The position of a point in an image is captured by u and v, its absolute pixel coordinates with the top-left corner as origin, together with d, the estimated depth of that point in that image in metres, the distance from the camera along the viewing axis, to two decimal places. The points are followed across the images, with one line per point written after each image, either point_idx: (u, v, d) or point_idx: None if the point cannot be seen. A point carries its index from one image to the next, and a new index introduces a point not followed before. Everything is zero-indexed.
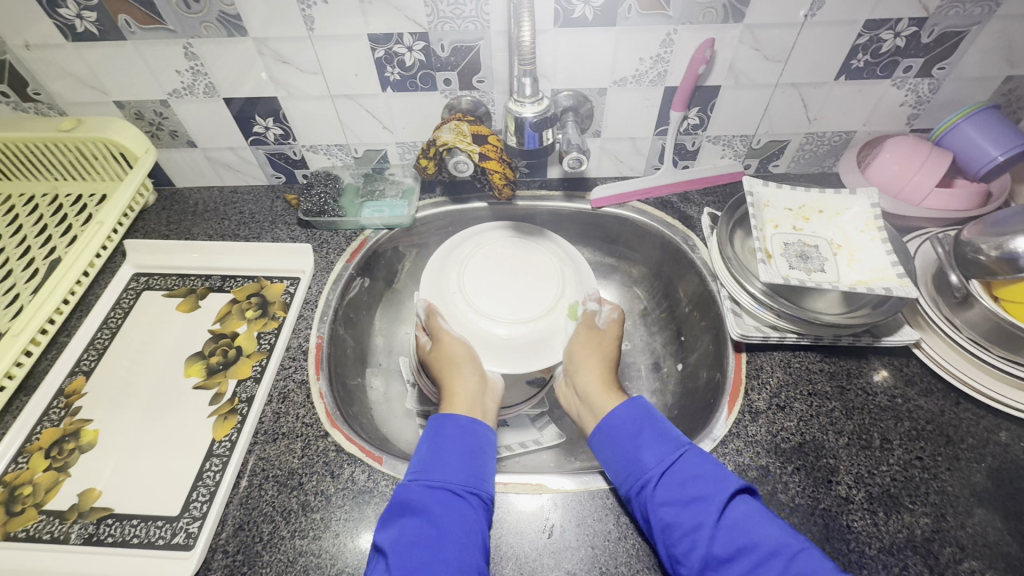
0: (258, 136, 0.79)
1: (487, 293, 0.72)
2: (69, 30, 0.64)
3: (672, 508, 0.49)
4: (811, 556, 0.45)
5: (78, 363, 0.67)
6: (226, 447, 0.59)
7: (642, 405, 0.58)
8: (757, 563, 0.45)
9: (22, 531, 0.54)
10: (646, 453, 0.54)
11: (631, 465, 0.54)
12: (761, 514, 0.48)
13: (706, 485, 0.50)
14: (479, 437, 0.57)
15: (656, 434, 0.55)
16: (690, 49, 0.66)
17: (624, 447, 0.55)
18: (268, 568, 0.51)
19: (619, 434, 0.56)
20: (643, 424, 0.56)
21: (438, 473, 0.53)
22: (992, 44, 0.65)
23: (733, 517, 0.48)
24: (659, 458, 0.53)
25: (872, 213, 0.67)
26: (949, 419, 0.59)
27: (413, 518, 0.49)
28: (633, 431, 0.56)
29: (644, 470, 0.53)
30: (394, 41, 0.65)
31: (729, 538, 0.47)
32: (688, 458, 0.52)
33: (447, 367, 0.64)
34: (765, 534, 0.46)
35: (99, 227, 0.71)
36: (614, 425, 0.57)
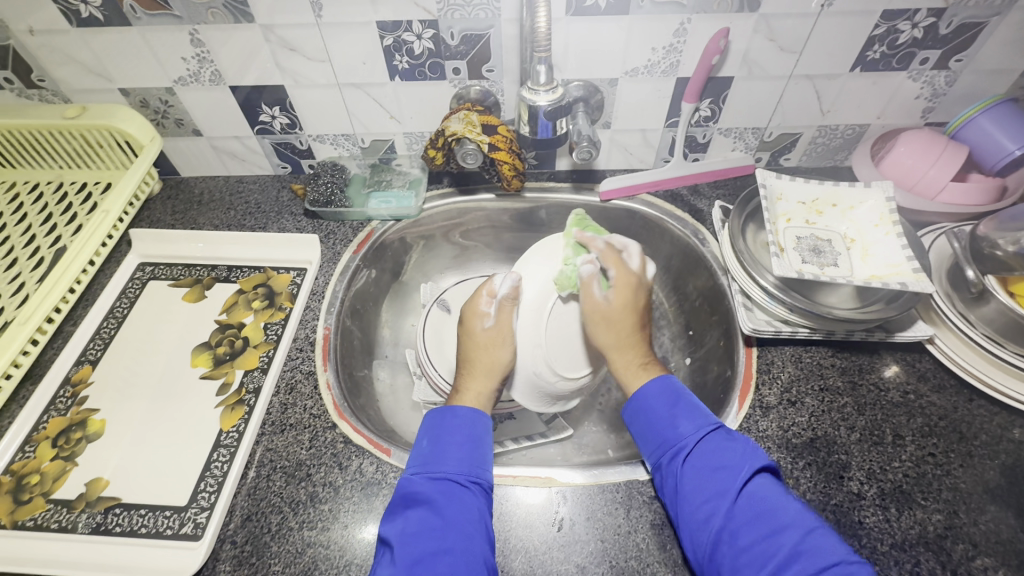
0: (264, 125, 0.78)
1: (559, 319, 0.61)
2: (74, 15, 0.63)
3: (699, 475, 0.50)
4: (824, 534, 0.45)
5: (84, 353, 0.67)
6: (234, 438, 0.58)
7: (676, 382, 0.58)
8: (771, 532, 0.45)
9: (29, 520, 0.53)
10: (681, 423, 0.54)
11: (664, 433, 0.54)
12: (780, 491, 0.49)
13: (736, 455, 0.51)
14: (479, 428, 0.57)
15: (691, 408, 0.55)
16: (704, 39, 0.65)
17: (659, 414, 0.56)
18: (277, 559, 0.51)
19: (651, 402, 0.57)
20: (680, 398, 0.57)
21: (439, 465, 0.53)
22: (1010, 37, 0.64)
23: (755, 491, 0.48)
24: (695, 429, 0.53)
25: (887, 206, 0.66)
26: (962, 416, 0.58)
27: (418, 509, 0.49)
28: (668, 404, 0.56)
29: (679, 438, 0.53)
30: (403, 29, 0.64)
31: (746, 509, 0.48)
32: (722, 433, 0.53)
33: (479, 368, 0.59)
34: (784, 507, 0.47)
35: (105, 216, 0.70)
36: (648, 397, 0.57)
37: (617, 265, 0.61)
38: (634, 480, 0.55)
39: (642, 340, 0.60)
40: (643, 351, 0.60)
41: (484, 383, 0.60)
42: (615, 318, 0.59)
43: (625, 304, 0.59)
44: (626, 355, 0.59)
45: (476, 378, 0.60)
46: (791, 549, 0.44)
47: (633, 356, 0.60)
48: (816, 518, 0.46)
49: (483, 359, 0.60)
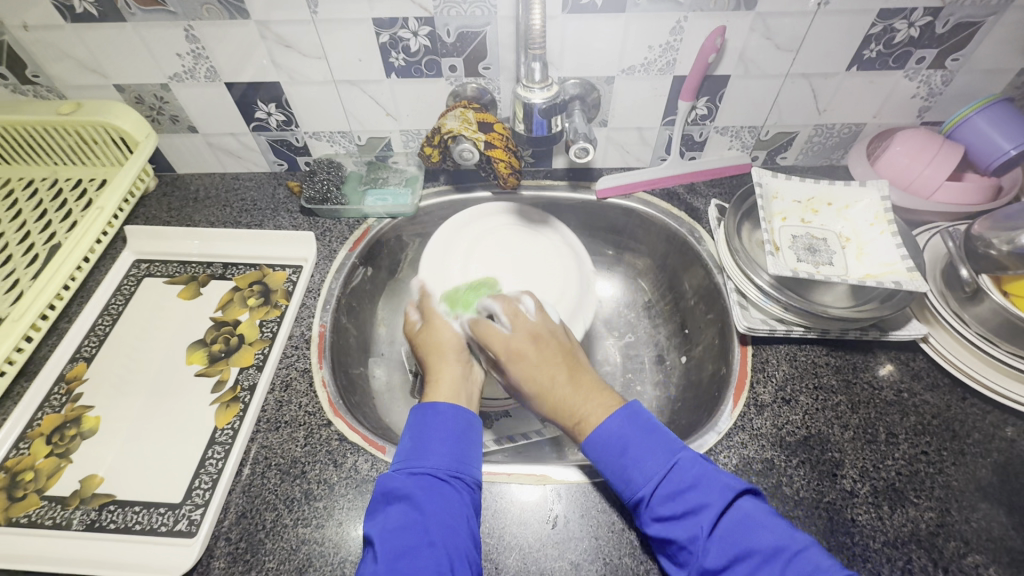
0: (260, 122, 0.77)
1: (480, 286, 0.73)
2: (68, 10, 0.63)
3: (665, 525, 0.47)
4: (812, 555, 0.43)
5: (79, 350, 0.67)
6: (229, 435, 0.58)
7: (632, 413, 0.53)
8: (753, 570, 0.43)
9: (24, 516, 0.53)
10: (633, 472, 0.50)
11: (622, 484, 0.50)
12: (760, 517, 0.46)
13: (698, 495, 0.47)
14: (462, 423, 0.55)
15: (642, 446, 0.51)
16: (701, 37, 0.65)
17: (610, 467, 0.51)
18: (271, 556, 0.51)
19: (604, 450, 0.52)
20: (629, 438, 0.51)
21: (422, 460, 0.52)
22: (1006, 36, 0.64)
23: (728, 525, 0.45)
24: (647, 477, 0.49)
25: (882, 205, 0.66)
26: (955, 414, 0.59)
27: (399, 504, 0.49)
28: (618, 450, 0.51)
29: (634, 490, 0.49)
30: (399, 26, 0.64)
31: (723, 550, 0.44)
32: (675, 473, 0.48)
33: (432, 349, 0.62)
34: (760, 539, 0.44)
35: (100, 213, 0.70)
36: (597, 443, 0.52)
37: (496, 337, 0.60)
38: None
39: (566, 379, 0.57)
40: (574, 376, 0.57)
41: (453, 365, 0.60)
42: (524, 383, 0.57)
43: (522, 372, 0.57)
44: (562, 415, 0.55)
45: (442, 361, 0.60)
46: None
47: (571, 415, 0.55)
48: (796, 540, 0.44)
49: (428, 345, 0.62)
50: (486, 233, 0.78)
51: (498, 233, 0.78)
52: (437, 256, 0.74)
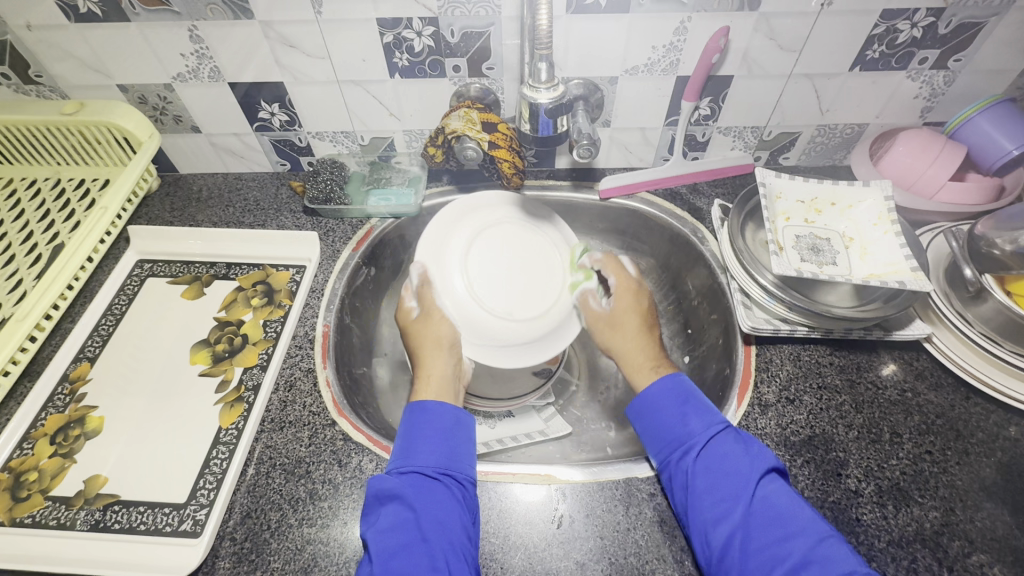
0: (263, 122, 0.77)
1: (483, 281, 0.73)
2: (72, 10, 0.63)
3: (711, 475, 0.51)
4: (837, 543, 0.45)
5: (83, 349, 0.67)
6: (233, 435, 0.58)
7: (684, 382, 0.59)
8: (784, 536, 0.46)
9: (28, 517, 0.53)
10: (693, 420, 0.55)
11: (677, 429, 0.55)
12: (792, 494, 0.49)
13: (747, 458, 0.51)
14: (450, 418, 0.56)
15: (702, 408, 0.56)
16: (704, 38, 0.65)
17: (669, 414, 0.56)
18: (276, 556, 0.51)
19: (665, 399, 0.58)
20: (690, 396, 0.57)
21: (412, 459, 0.52)
22: (1008, 37, 0.64)
23: (769, 491, 0.49)
24: (706, 426, 0.54)
25: (886, 205, 0.67)
26: (959, 414, 0.59)
27: (391, 505, 0.49)
28: (679, 402, 0.57)
29: (689, 436, 0.54)
30: (403, 26, 0.64)
31: (760, 510, 0.48)
32: (733, 433, 0.53)
33: (428, 343, 0.65)
34: (798, 512, 0.47)
35: (103, 213, 0.70)
36: (658, 393, 0.58)
37: (616, 273, 0.73)
38: (632, 477, 0.56)
39: (653, 336, 0.67)
40: (654, 348, 0.66)
41: (438, 363, 0.63)
42: (620, 321, 0.68)
43: (627, 308, 0.69)
44: (636, 356, 0.65)
45: (429, 359, 0.63)
46: (805, 554, 0.44)
47: (645, 356, 0.65)
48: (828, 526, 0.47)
49: (427, 338, 0.65)
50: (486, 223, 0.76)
51: (495, 228, 0.76)
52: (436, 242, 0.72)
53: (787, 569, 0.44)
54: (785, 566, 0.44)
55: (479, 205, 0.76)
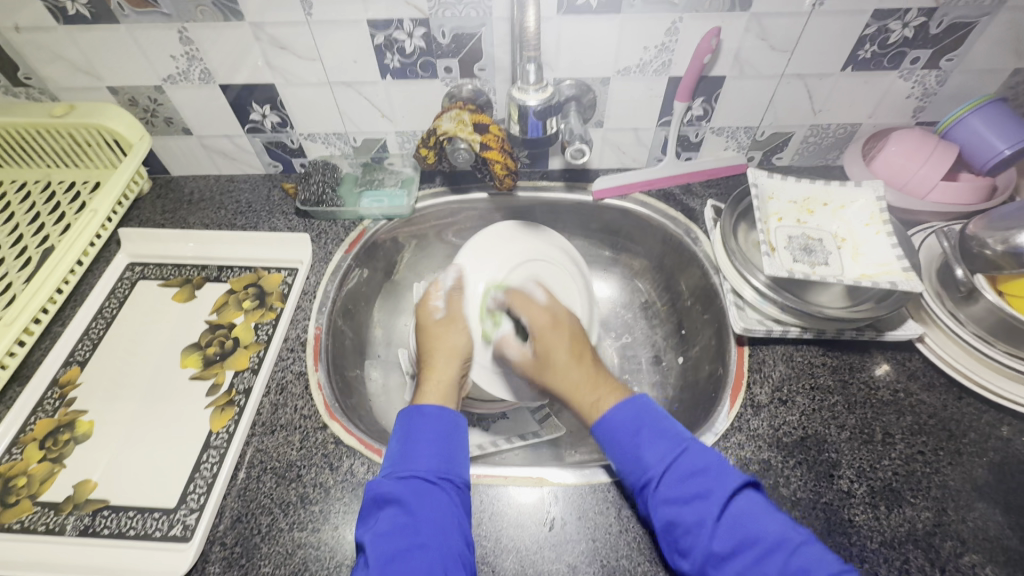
0: (255, 124, 0.77)
1: (512, 307, 0.69)
2: (61, 12, 0.63)
3: (674, 507, 0.48)
4: (811, 549, 0.44)
5: (72, 353, 0.66)
6: (224, 439, 0.58)
7: (640, 403, 0.55)
8: (757, 557, 0.44)
9: (17, 522, 0.53)
10: (647, 453, 0.51)
11: (633, 464, 0.52)
12: (763, 506, 0.47)
13: (709, 480, 0.49)
14: (448, 424, 0.55)
15: (656, 431, 0.53)
16: (696, 38, 0.65)
17: (625, 446, 0.53)
18: (267, 560, 0.50)
19: (617, 433, 0.54)
20: (642, 423, 0.54)
21: (409, 464, 0.52)
22: (999, 37, 0.64)
23: (734, 510, 0.47)
24: (661, 458, 0.51)
25: (878, 206, 0.67)
26: (952, 414, 0.59)
27: (389, 508, 0.49)
28: (632, 432, 0.53)
29: (647, 468, 0.51)
30: (394, 27, 0.64)
31: (730, 535, 0.46)
32: (691, 455, 0.50)
33: (441, 353, 0.61)
34: (768, 527, 0.45)
35: (93, 216, 0.70)
36: (612, 426, 0.54)
37: (527, 306, 0.65)
38: (624, 479, 0.55)
39: (585, 364, 0.59)
40: (598, 378, 0.59)
41: (446, 369, 0.60)
42: (549, 356, 0.60)
43: (551, 344, 0.61)
44: (580, 395, 0.58)
45: (437, 366, 0.60)
46: (780, 572, 0.43)
47: (589, 395, 0.57)
48: (799, 530, 0.46)
49: (441, 347, 0.62)
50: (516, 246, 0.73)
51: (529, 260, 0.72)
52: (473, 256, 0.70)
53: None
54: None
55: (497, 241, 0.72)
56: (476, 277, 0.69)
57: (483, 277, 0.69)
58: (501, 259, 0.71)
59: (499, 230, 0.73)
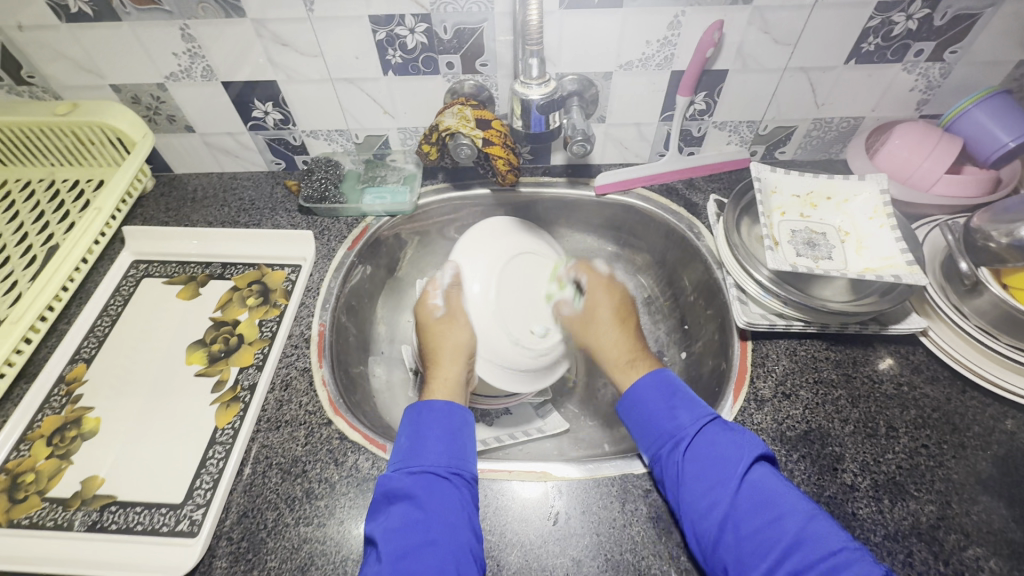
0: (257, 121, 0.77)
1: (511, 300, 0.67)
2: (63, 10, 0.63)
3: (699, 467, 0.51)
4: (825, 520, 0.45)
5: (78, 351, 0.66)
6: (229, 435, 0.58)
7: (668, 377, 0.59)
8: (775, 517, 0.46)
9: (26, 518, 0.54)
10: (680, 414, 0.55)
11: (663, 427, 0.54)
12: (778, 478, 0.49)
13: (734, 446, 0.51)
14: (458, 420, 0.56)
15: (688, 402, 0.56)
16: (699, 32, 0.65)
17: (657, 408, 0.56)
18: (273, 555, 0.51)
19: (649, 396, 0.57)
20: (675, 391, 0.57)
21: (419, 459, 0.52)
22: (1004, 28, 0.63)
23: (756, 477, 0.49)
24: (694, 420, 0.54)
25: (881, 199, 0.67)
26: (956, 407, 0.59)
27: (400, 504, 0.49)
28: (666, 397, 0.57)
29: (678, 429, 0.54)
30: (396, 22, 0.64)
31: (750, 496, 0.48)
32: (720, 424, 0.53)
33: (447, 352, 0.61)
34: (785, 494, 0.47)
35: (98, 214, 0.70)
36: (643, 390, 0.58)
37: (589, 273, 0.71)
38: (628, 474, 0.56)
39: (627, 327, 0.66)
40: (634, 345, 0.64)
41: (453, 367, 0.60)
42: (596, 313, 0.67)
43: (600, 303, 0.68)
44: (617, 353, 0.64)
45: (443, 364, 0.60)
46: (795, 536, 0.44)
47: (626, 356, 0.63)
48: (814, 504, 0.47)
49: (446, 345, 0.62)
50: (507, 240, 0.71)
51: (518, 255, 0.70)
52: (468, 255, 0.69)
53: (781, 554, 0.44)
54: (780, 547, 0.44)
55: (485, 237, 0.70)
56: (473, 274, 0.68)
57: (479, 275, 0.68)
58: (494, 253, 0.69)
59: (487, 226, 0.72)
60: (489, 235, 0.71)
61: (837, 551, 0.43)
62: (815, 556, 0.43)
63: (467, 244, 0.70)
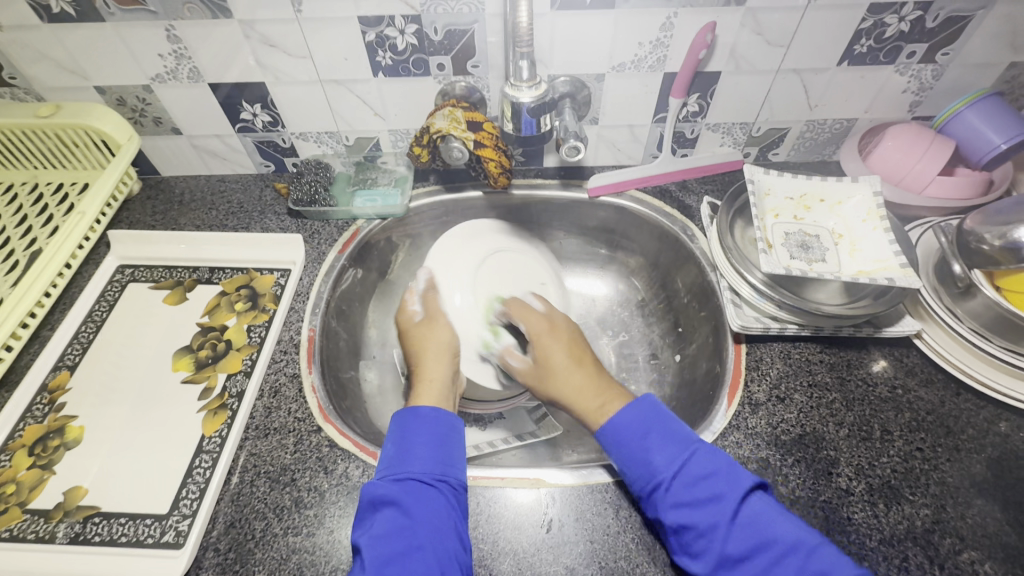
0: (245, 123, 0.76)
1: (486, 306, 0.72)
2: (45, 10, 0.62)
3: (686, 510, 0.48)
4: (827, 549, 0.44)
5: (62, 358, 0.65)
6: (216, 444, 0.57)
7: (647, 406, 0.55)
8: (774, 559, 0.44)
9: (6, 530, 0.52)
10: (656, 455, 0.51)
11: (642, 468, 0.51)
12: (773, 509, 0.47)
13: (722, 482, 0.48)
14: (445, 425, 0.55)
15: (665, 435, 0.52)
16: (691, 33, 0.64)
17: (633, 448, 0.52)
18: (261, 566, 0.50)
19: (624, 435, 0.53)
20: (651, 425, 0.53)
21: (405, 466, 0.51)
22: (996, 30, 0.63)
23: (748, 514, 0.46)
24: (670, 460, 0.50)
25: (875, 201, 0.66)
26: (950, 410, 0.58)
27: (386, 511, 0.48)
28: (641, 433, 0.52)
29: (655, 473, 0.50)
30: (386, 24, 0.63)
31: (744, 537, 0.46)
32: (701, 456, 0.50)
33: (433, 351, 0.63)
34: (781, 530, 0.45)
35: (81, 218, 0.69)
36: (620, 428, 0.53)
37: (527, 316, 0.69)
38: (624, 480, 0.55)
39: (585, 365, 0.62)
40: (596, 381, 0.60)
41: (438, 365, 0.62)
42: (549, 361, 0.62)
43: (550, 350, 0.63)
44: (584, 398, 0.58)
45: (430, 363, 0.62)
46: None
47: (594, 399, 0.58)
48: (813, 532, 0.46)
49: (433, 346, 0.63)
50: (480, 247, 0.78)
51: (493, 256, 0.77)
52: (442, 263, 0.74)
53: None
54: None
55: (452, 250, 0.75)
56: (449, 283, 0.73)
57: (453, 281, 0.73)
58: (463, 260, 0.75)
59: (456, 233, 0.77)
60: (452, 243, 0.76)
61: None
62: None
63: (435, 254, 0.74)
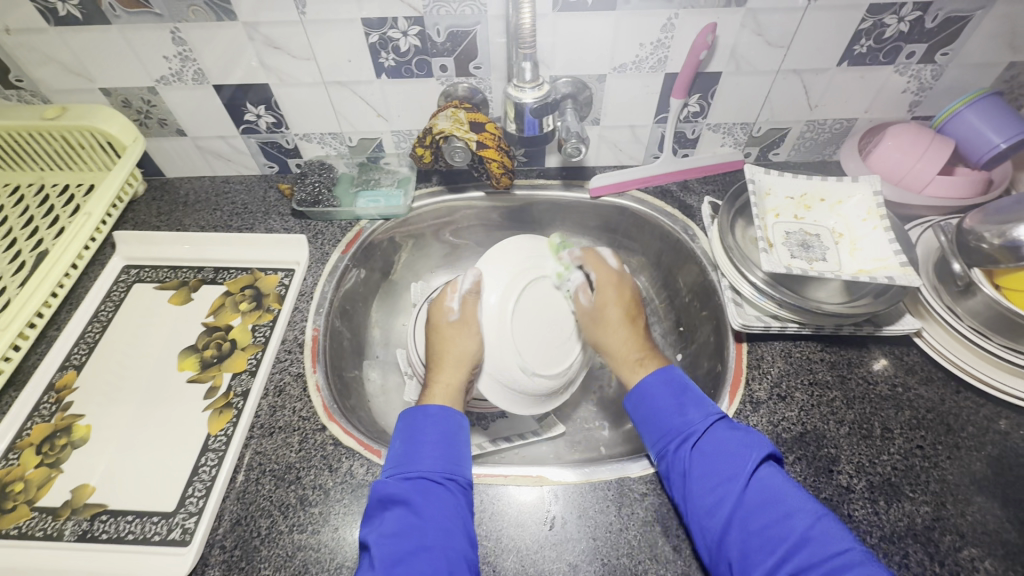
0: (249, 125, 0.77)
1: (528, 321, 0.64)
2: (52, 13, 0.62)
3: (708, 462, 0.51)
4: (831, 520, 0.46)
5: (68, 358, 0.66)
6: (222, 442, 0.58)
7: (676, 374, 0.59)
8: (781, 518, 0.46)
9: (14, 528, 0.53)
10: (689, 411, 0.55)
11: (672, 422, 0.55)
12: (786, 478, 0.49)
13: (742, 443, 0.51)
14: (453, 425, 0.56)
15: (697, 398, 0.56)
16: (692, 34, 0.65)
17: (664, 405, 0.56)
18: (267, 563, 0.50)
19: (655, 394, 0.58)
20: (683, 388, 0.57)
21: (414, 465, 0.52)
22: (995, 30, 0.64)
23: (762, 476, 0.49)
24: (703, 416, 0.54)
25: (875, 200, 0.67)
26: (950, 408, 0.59)
27: (396, 510, 0.48)
28: (675, 393, 0.57)
29: (687, 425, 0.54)
30: (389, 25, 0.63)
31: (755, 495, 0.48)
32: (730, 420, 0.54)
33: (451, 360, 0.60)
34: (791, 494, 0.47)
35: (88, 219, 0.69)
36: (651, 388, 0.58)
37: (597, 266, 0.69)
38: (625, 477, 0.56)
39: (634, 326, 0.65)
40: (640, 340, 0.64)
41: (454, 374, 0.60)
42: (605, 313, 0.65)
43: (610, 300, 0.66)
44: (625, 354, 0.63)
45: (445, 370, 0.60)
46: (801, 536, 0.45)
47: (637, 356, 0.63)
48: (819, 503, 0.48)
49: (452, 353, 0.61)
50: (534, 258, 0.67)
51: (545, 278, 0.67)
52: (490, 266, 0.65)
53: (787, 553, 0.44)
54: (783, 548, 0.45)
55: (506, 252, 0.66)
56: (494, 286, 0.64)
57: (500, 286, 0.64)
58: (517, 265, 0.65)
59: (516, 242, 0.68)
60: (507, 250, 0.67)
61: (843, 552, 0.43)
62: (822, 555, 0.43)
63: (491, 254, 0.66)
